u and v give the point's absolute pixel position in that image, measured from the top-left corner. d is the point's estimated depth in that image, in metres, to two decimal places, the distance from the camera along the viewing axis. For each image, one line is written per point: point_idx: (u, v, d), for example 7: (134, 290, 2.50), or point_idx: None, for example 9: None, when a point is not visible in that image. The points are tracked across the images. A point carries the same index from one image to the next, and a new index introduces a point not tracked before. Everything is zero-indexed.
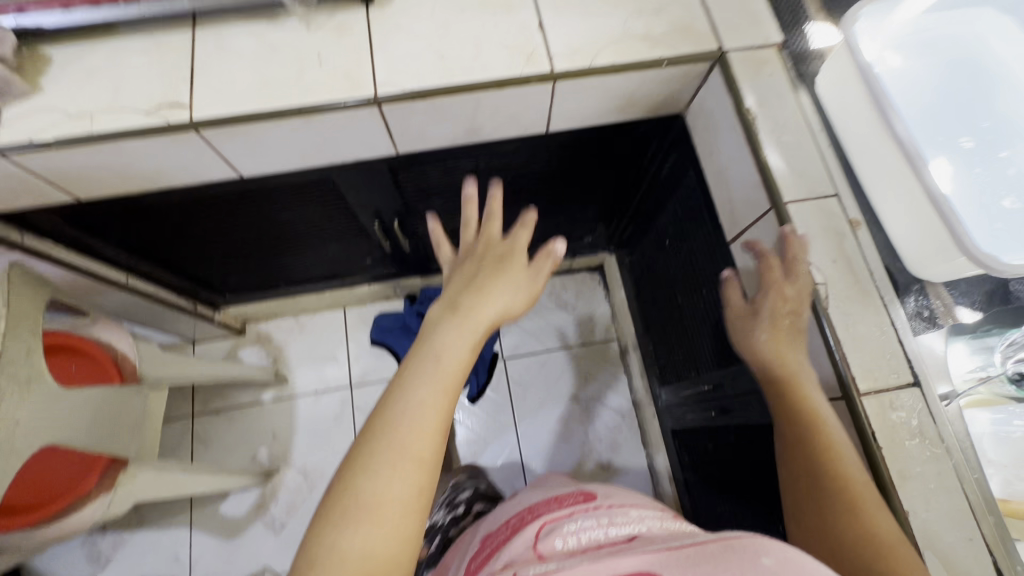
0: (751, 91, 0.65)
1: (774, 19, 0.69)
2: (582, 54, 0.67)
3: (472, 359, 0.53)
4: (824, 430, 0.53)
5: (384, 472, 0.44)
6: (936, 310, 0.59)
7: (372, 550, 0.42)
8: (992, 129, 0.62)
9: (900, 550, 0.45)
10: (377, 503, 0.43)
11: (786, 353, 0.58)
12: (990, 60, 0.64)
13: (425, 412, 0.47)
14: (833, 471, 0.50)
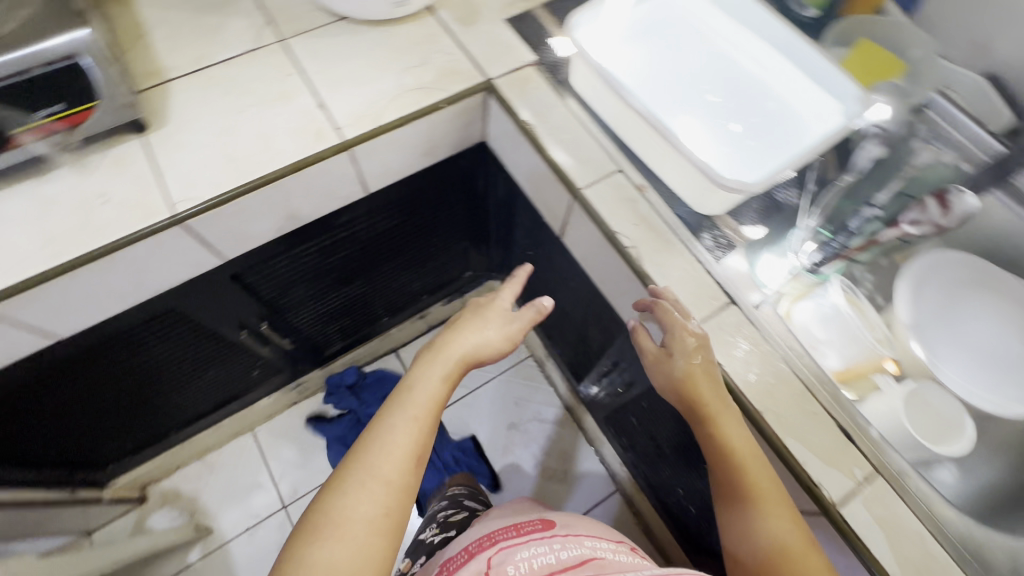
0: (524, 106, 0.74)
1: (523, 43, 0.79)
2: (366, 118, 0.71)
3: (443, 392, 0.59)
4: (762, 490, 0.53)
5: (355, 492, 0.49)
6: (729, 233, 0.68)
7: (335, 562, 0.45)
8: (712, 75, 0.71)
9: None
10: (345, 520, 0.48)
11: (704, 391, 0.56)
12: (691, 25, 0.75)
13: (396, 438, 0.53)
14: (780, 542, 0.50)
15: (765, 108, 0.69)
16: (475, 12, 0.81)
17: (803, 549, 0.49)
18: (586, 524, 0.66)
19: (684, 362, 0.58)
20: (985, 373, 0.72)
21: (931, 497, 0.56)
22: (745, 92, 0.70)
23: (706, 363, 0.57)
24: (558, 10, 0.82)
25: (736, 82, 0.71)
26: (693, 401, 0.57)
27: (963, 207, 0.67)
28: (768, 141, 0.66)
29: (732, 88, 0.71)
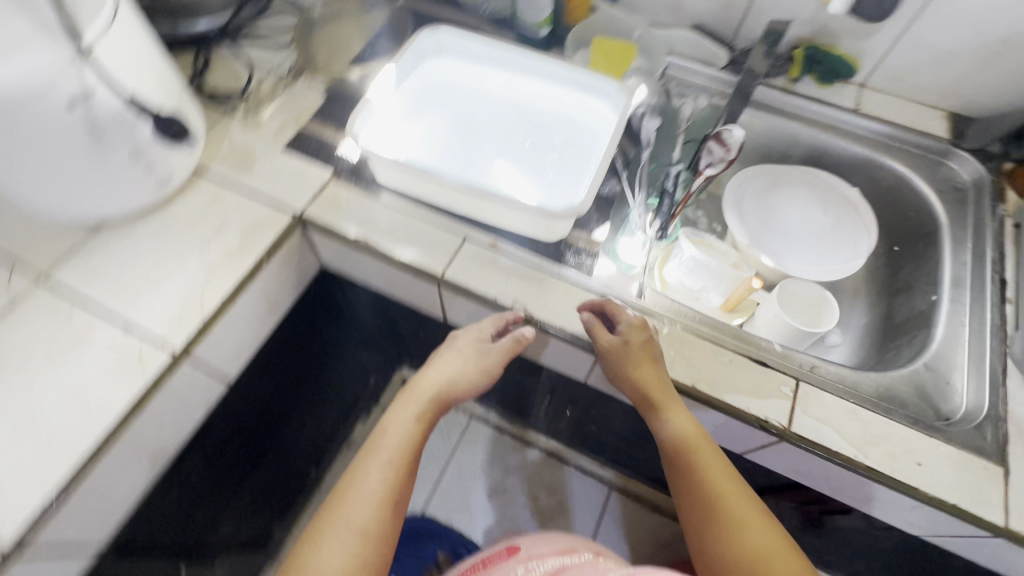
0: (347, 222, 0.71)
1: (312, 164, 0.76)
2: (189, 314, 0.63)
3: (415, 433, 0.63)
4: (710, 468, 0.58)
5: (331, 544, 0.53)
6: (583, 245, 0.72)
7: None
8: (504, 123, 0.76)
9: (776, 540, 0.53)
10: (321, 574, 0.51)
11: (653, 385, 0.60)
12: (467, 87, 0.79)
13: (370, 487, 0.57)
14: (733, 519, 0.55)
15: (561, 133, 0.75)
16: (248, 154, 0.77)
17: (756, 518, 0.55)
18: (549, 542, 0.70)
19: (637, 353, 0.60)
20: (819, 250, 0.79)
21: (840, 372, 0.65)
22: (538, 126, 0.76)
23: (655, 366, 0.60)
24: (329, 116, 0.81)
25: (527, 120, 0.76)
26: (640, 395, 0.61)
27: (736, 139, 0.71)
28: (576, 159, 0.72)
29: (526, 126, 0.76)
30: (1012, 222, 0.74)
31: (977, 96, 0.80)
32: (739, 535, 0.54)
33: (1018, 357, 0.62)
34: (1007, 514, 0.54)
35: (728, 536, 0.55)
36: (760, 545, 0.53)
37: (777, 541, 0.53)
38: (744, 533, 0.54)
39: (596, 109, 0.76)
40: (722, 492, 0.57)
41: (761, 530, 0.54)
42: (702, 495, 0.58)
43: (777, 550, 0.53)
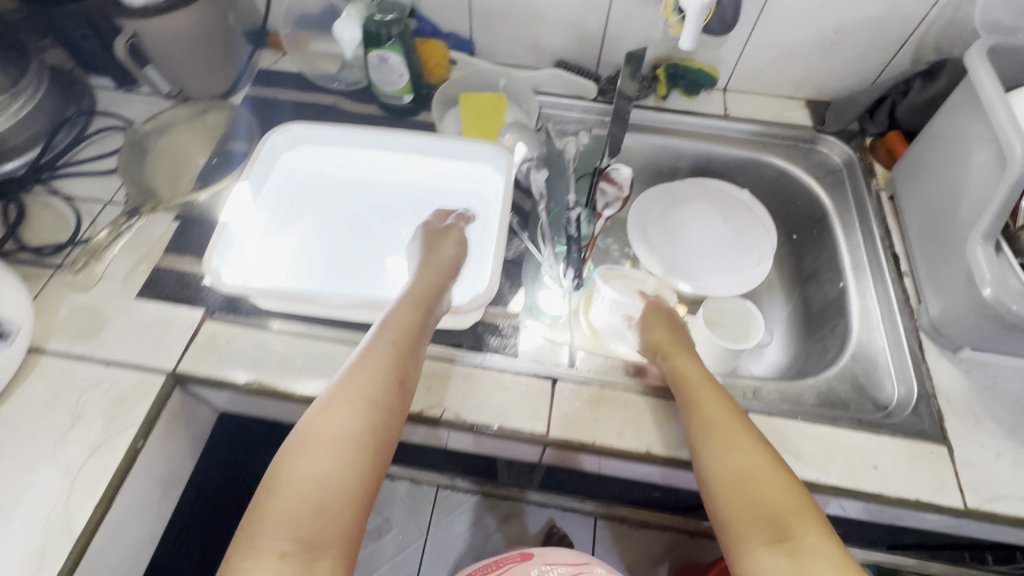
0: (232, 367, 0.62)
1: (179, 306, 0.66)
2: (54, 539, 0.52)
3: (421, 322, 0.55)
4: (707, 395, 0.55)
5: (338, 408, 0.48)
6: (502, 324, 0.68)
7: (315, 481, 0.45)
8: (389, 212, 0.72)
9: (760, 470, 0.49)
10: (327, 437, 0.46)
11: (659, 339, 0.65)
12: (340, 179, 0.73)
13: (376, 363, 0.51)
14: (721, 441, 0.51)
15: (450, 210, 0.71)
16: (95, 313, 0.65)
17: (746, 450, 0.50)
18: (565, 553, 0.73)
19: (656, 317, 0.68)
20: (732, 259, 0.80)
21: (781, 387, 0.65)
22: (425, 209, 0.72)
23: (668, 328, 0.66)
24: (187, 244, 0.71)
25: (412, 204, 0.72)
26: (652, 345, 0.65)
27: (624, 176, 0.72)
28: (471, 237, 0.69)
29: (411, 211, 0.72)
30: (886, 195, 0.78)
31: (826, 82, 0.85)
32: (731, 450, 0.50)
33: (929, 328, 0.65)
34: (962, 494, 0.55)
35: (721, 451, 0.51)
36: (751, 466, 0.49)
37: (773, 467, 0.49)
38: (734, 452, 0.50)
39: (481, 177, 0.73)
40: (715, 419, 0.53)
41: (757, 455, 0.50)
42: (690, 417, 0.54)
43: (771, 476, 0.48)
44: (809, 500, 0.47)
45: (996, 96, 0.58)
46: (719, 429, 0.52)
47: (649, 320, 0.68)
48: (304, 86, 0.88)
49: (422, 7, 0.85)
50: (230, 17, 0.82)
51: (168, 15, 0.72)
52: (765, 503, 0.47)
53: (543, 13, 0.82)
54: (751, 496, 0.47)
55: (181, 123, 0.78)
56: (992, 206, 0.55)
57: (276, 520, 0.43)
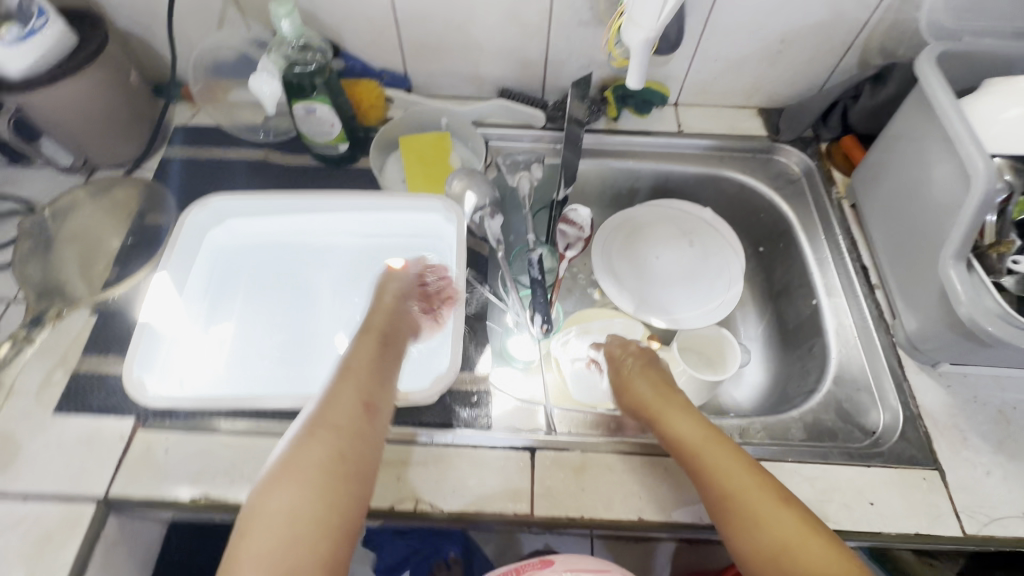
0: (172, 482, 0.55)
1: (105, 417, 0.58)
2: None
3: (382, 351, 0.52)
4: (716, 456, 0.49)
5: (307, 438, 0.44)
6: (470, 392, 0.62)
7: (287, 515, 0.40)
8: (335, 282, 0.67)
9: (801, 536, 0.43)
10: (299, 466, 0.42)
11: (642, 399, 0.57)
12: (277, 249, 0.68)
13: (346, 386, 0.47)
14: (751, 517, 0.45)
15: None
16: (6, 437, 0.57)
17: (778, 512, 0.45)
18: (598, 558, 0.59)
19: (632, 372, 0.61)
20: (703, 285, 0.78)
21: (767, 423, 0.63)
22: (374, 275, 0.68)
23: (645, 377, 0.59)
24: (108, 342, 0.63)
25: (359, 270, 0.68)
26: (636, 406, 0.58)
27: (585, 217, 0.70)
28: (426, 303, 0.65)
29: (361, 278, 0.68)
30: (847, 203, 0.77)
31: (777, 89, 0.83)
32: (757, 532, 0.44)
33: (906, 344, 0.64)
34: (960, 520, 0.54)
35: (747, 526, 0.45)
36: (786, 540, 0.43)
37: (807, 527, 0.44)
38: (766, 526, 0.44)
39: (431, 234, 0.68)
40: (732, 488, 0.47)
41: (785, 518, 0.44)
42: (706, 488, 0.48)
43: (810, 546, 0.43)
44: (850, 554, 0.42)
45: (951, 109, 0.57)
46: (741, 503, 0.46)
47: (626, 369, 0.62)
48: (227, 141, 0.80)
49: (348, 46, 0.79)
50: (133, 75, 0.74)
51: (57, 85, 0.64)
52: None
53: (479, 43, 0.77)
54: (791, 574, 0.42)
55: (85, 204, 0.70)
56: (961, 225, 0.54)
57: (248, 561, 0.38)
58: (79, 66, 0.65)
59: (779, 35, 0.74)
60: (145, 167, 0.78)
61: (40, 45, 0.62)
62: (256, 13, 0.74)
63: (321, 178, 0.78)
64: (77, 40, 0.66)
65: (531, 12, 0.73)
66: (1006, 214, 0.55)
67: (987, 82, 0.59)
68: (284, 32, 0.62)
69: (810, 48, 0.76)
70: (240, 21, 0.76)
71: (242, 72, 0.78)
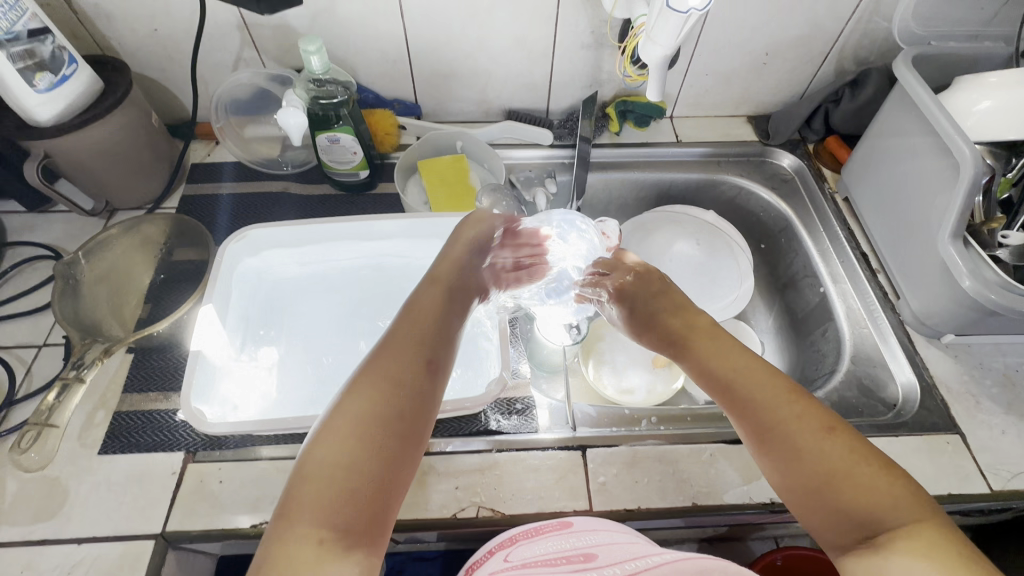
0: (231, 510, 0.55)
1: (151, 453, 0.58)
2: None
3: (438, 323, 0.52)
4: (762, 389, 0.47)
5: (363, 390, 0.43)
6: (514, 400, 0.64)
7: (339, 463, 0.38)
8: (371, 306, 0.71)
9: (857, 463, 0.41)
10: (349, 420, 0.40)
11: (662, 296, 0.62)
12: (310, 278, 0.72)
13: (400, 348, 0.47)
14: (798, 443, 0.43)
15: None
16: (52, 482, 0.56)
17: (829, 442, 0.42)
18: (614, 523, 0.53)
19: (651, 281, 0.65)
20: (714, 283, 0.82)
21: None
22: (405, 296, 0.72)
23: (670, 292, 0.63)
24: (148, 378, 0.63)
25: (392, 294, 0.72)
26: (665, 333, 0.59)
27: (613, 228, 0.72)
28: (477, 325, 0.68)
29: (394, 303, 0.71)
30: (839, 197, 0.83)
31: (764, 99, 0.89)
32: (800, 459, 0.42)
33: (913, 321, 0.69)
34: (986, 479, 0.58)
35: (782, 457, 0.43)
36: (833, 463, 0.41)
37: (854, 453, 0.41)
38: (816, 448, 0.42)
39: None
40: (782, 414, 0.44)
41: (832, 444, 0.42)
42: (756, 415, 0.46)
43: (857, 472, 0.40)
44: (902, 477, 0.40)
45: (932, 102, 0.63)
46: (777, 432, 0.44)
47: (643, 292, 0.64)
48: (246, 176, 0.82)
49: (361, 78, 0.82)
50: (154, 117, 0.75)
51: (86, 130, 0.65)
52: (855, 509, 0.39)
53: (488, 69, 0.81)
54: (832, 501, 0.40)
55: (116, 240, 0.70)
56: (955, 204, 0.59)
57: (303, 514, 0.36)
58: (110, 108, 0.66)
59: (766, 49, 0.80)
60: (165, 205, 0.79)
61: (68, 95, 0.64)
62: (272, 52, 0.77)
63: (342, 206, 0.80)
64: (102, 85, 0.68)
65: (538, 39, 0.77)
66: (991, 193, 0.62)
67: (959, 79, 0.66)
68: (313, 67, 0.65)
69: (792, 60, 0.82)
70: (256, 60, 0.78)
71: (258, 109, 0.80)
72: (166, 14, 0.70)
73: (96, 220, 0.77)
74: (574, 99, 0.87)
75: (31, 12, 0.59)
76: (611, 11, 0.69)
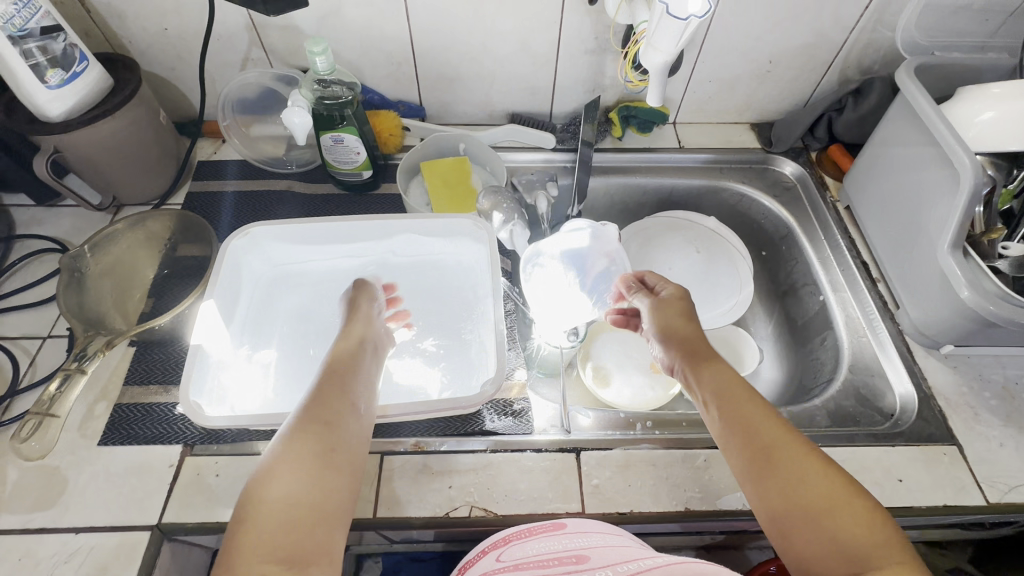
0: (227, 503, 0.55)
1: (149, 445, 0.59)
2: None
3: (366, 360, 0.53)
4: (747, 417, 0.47)
5: (297, 430, 0.43)
6: (510, 400, 0.64)
7: (280, 503, 0.39)
8: None
9: (850, 498, 0.41)
10: (284, 459, 0.41)
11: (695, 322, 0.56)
12: (312, 275, 0.73)
13: (331, 386, 0.48)
14: (790, 476, 0.43)
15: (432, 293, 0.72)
16: (51, 472, 0.57)
17: (819, 477, 0.42)
18: (605, 526, 0.53)
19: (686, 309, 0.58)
20: (713, 289, 0.82)
21: (792, 412, 0.66)
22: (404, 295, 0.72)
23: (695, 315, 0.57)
24: (149, 371, 0.64)
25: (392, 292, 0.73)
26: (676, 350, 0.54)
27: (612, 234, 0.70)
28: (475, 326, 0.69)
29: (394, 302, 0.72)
30: (842, 206, 0.83)
31: (767, 107, 0.89)
32: (796, 486, 0.42)
33: (912, 330, 0.69)
34: (982, 491, 0.58)
35: (778, 486, 0.43)
36: (819, 499, 0.41)
37: (844, 486, 0.42)
38: (806, 483, 0.42)
39: (458, 251, 0.72)
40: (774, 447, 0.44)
41: (822, 480, 0.42)
42: (749, 447, 0.45)
43: (847, 506, 0.40)
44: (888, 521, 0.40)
45: (933, 112, 0.63)
46: (777, 457, 0.44)
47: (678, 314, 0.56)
48: (251, 174, 0.83)
49: (366, 79, 0.83)
50: (162, 114, 0.76)
51: (95, 126, 0.66)
52: (844, 542, 0.39)
53: (492, 73, 0.82)
54: (824, 532, 0.40)
55: (122, 235, 0.71)
56: (955, 215, 0.59)
57: (249, 552, 0.36)
58: (119, 105, 0.67)
59: (769, 57, 0.80)
60: (171, 201, 0.80)
61: (78, 92, 0.65)
62: (280, 52, 0.78)
63: (345, 205, 0.80)
64: (112, 82, 0.69)
65: (542, 43, 0.77)
66: (992, 205, 0.62)
67: (962, 89, 0.66)
68: (318, 68, 0.66)
69: (795, 68, 0.82)
70: (264, 60, 0.79)
71: (265, 108, 0.81)
72: (176, 14, 0.72)
73: (103, 215, 0.78)
74: (577, 104, 0.87)
75: (44, 10, 0.60)
76: (614, 16, 0.70)
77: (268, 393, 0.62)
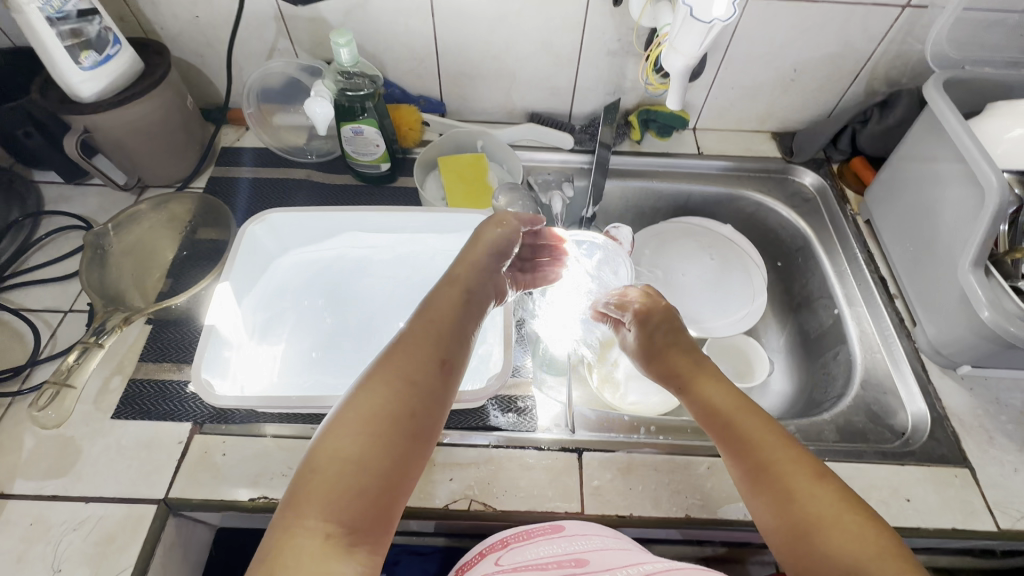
0: (231, 482, 0.56)
1: (160, 422, 0.60)
2: None
3: (463, 316, 0.50)
4: (750, 428, 0.47)
5: (378, 383, 0.42)
6: (515, 398, 0.65)
7: (348, 459, 0.37)
8: (383, 296, 0.73)
9: (845, 513, 0.40)
10: (362, 411, 0.40)
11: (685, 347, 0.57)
12: (328, 266, 0.74)
13: (422, 340, 0.45)
14: (788, 488, 0.42)
15: None
16: (66, 441, 0.58)
17: (818, 491, 0.42)
18: (604, 529, 0.53)
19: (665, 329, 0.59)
20: (726, 297, 0.82)
21: (801, 425, 0.65)
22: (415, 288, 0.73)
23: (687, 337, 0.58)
24: (164, 350, 0.65)
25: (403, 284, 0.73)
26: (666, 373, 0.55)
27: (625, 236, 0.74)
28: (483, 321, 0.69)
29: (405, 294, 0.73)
30: (861, 219, 0.82)
31: (789, 116, 0.88)
32: (790, 501, 0.42)
33: (928, 349, 0.68)
34: (993, 516, 0.56)
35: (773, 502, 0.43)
36: (815, 512, 0.41)
37: (843, 500, 0.41)
38: (805, 496, 0.42)
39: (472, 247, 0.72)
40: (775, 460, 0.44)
41: (820, 494, 0.41)
42: (750, 459, 0.45)
43: (845, 521, 0.40)
44: (888, 536, 0.39)
45: (961, 127, 0.62)
46: (771, 472, 0.44)
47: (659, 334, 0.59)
48: (272, 163, 0.84)
49: (388, 73, 0.84)
50: (189, 100, 0.78)
51: (124, 108, 0.68)
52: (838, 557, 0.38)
53: (513, 71, 0.82)
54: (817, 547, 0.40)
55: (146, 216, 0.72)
56: (978, 233, 0.58)
57: (311, 504, 0.36)
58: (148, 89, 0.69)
59: (794, 65, 0.79)
60: (194, 185, 0.82)
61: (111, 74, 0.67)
62: (306, 43, 0.80)
63: (361, 197, 0.81)
64: (143, 67, 0.71)
65: (564, 43, 0.78)
66: (1018, 225, 0.61)
67: (992, 105, 0.65)
68: (342, 59, 0.67)
69: (820, 78, 0.81)
70: (290, 51, 0.81)
71: (288, 98, 0.83)
72: (207, 2, 0.73)
73: (127, 195, 0.80)
74: (597, 106, 0.87)
75: None
76: (637, 18, 0.69)
77: (278, 377, 0.63)
